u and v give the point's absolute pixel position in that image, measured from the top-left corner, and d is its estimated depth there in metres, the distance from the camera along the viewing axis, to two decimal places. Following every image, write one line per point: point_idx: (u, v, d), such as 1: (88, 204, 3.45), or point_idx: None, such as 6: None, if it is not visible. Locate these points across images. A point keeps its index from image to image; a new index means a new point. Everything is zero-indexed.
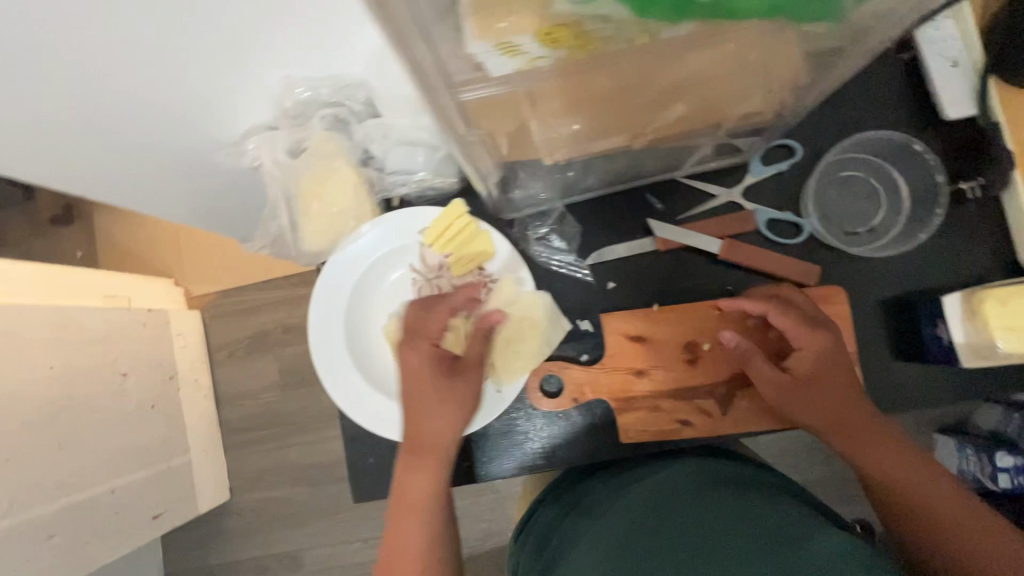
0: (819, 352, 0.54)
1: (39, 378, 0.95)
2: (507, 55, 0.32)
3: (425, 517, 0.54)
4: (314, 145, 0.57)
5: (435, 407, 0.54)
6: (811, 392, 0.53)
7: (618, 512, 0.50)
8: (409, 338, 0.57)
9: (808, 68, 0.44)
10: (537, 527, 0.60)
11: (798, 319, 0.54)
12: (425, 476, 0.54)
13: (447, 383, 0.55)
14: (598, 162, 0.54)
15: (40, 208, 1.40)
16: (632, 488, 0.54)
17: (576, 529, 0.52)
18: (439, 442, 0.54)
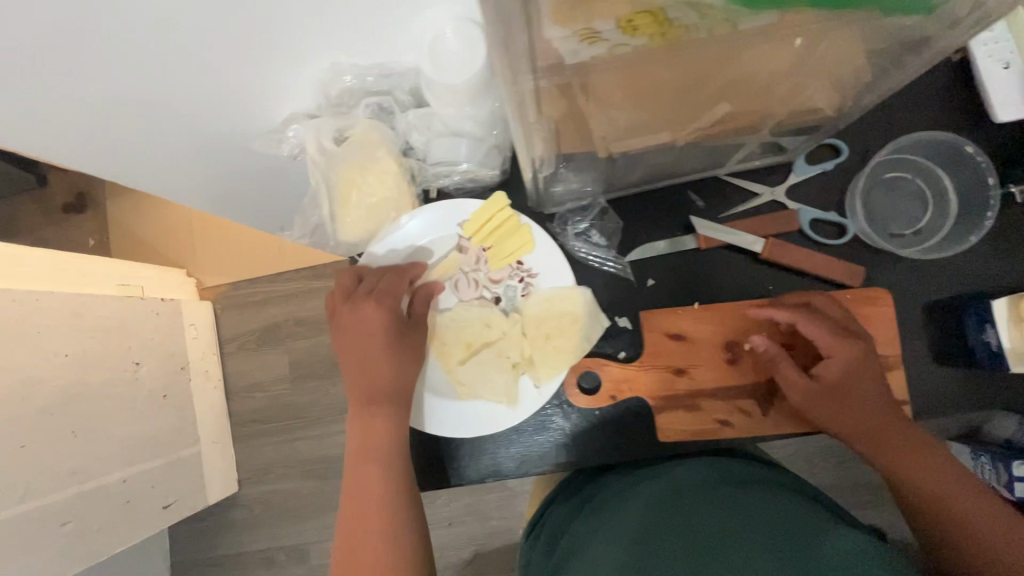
0: (848, 362, 0.52)
1: (54, 365, 0.94)
2: (585, 43, 0.31)
3: (388, 470, 0.54)
4: (359, 134, 0.57)
5: (390, 360, 0.55)
6: (839, 402, 0.52)
7: (632, 507, 0.51)
8: (366, 295, 0.56)
9: (870, 63, 0.43)
10: (548, 526, 0.61)
11: (827, 328, 0.53)
12: (383, 430, 0.55)
13: (403, 337, 0.56)
14: (646, 157, 0.54)
15: (54, 196, 1.40)
16: (644, 486, 0.54)
17: (589, 523, 0.53)
18: (393, 396, 0.55)
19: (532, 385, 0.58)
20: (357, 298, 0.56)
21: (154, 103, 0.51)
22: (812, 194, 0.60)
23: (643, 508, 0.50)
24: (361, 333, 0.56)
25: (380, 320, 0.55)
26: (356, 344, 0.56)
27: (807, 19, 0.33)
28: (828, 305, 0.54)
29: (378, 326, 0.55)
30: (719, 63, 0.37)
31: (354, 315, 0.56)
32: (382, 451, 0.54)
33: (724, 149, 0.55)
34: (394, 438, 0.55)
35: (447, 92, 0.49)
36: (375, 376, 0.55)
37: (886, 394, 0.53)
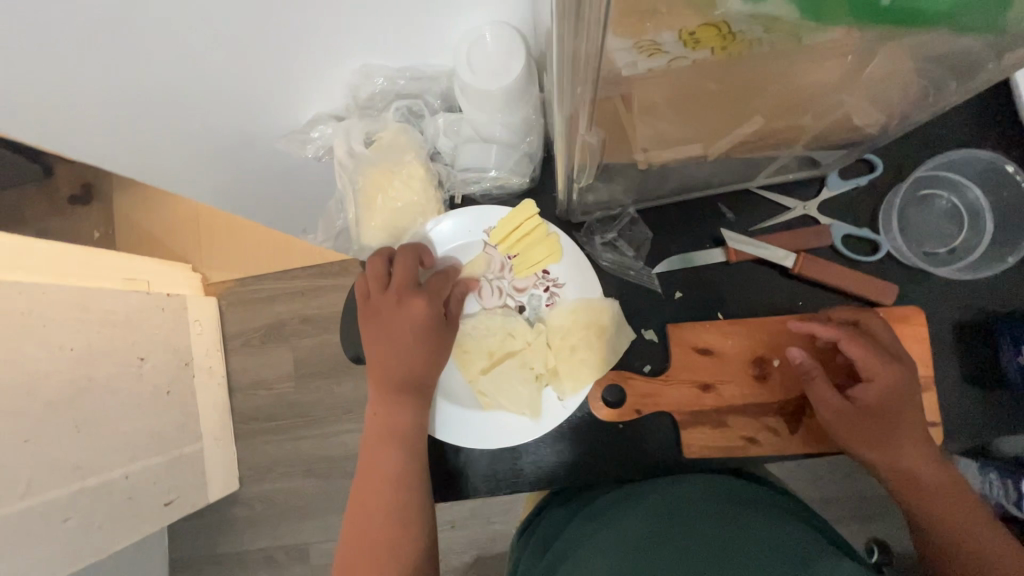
0: (891, 386, 0.51)
1: (60, 358, 0.93)
2: (644, 55, 0.30)
3: (406, 461, 0.54)
4: (388, 137, 0.56)
5: (423, 357, 0.55)
6: (875, 427, 0.51)
7: (628, 520, 0.50)
8: (405, 285, 0.55)
9: (918, 80, 0.42)
10: (543, 529, 0.60)
11: (873, 350, 0.51)
12: (406, 420, 0.55)
13: (440, 336, 0.56)
14: (681, 170, 0.52)
15: (58, 188, 1.39)
16: (646, 498, 0.53)
17: (583, 532, 0.52)
18: (422, 391, 0.55)
19: (555, 397, 0.57)
20: (394, 287, 0.55)
21: (178, 100, 0.49)
22: (842, 209, 0.60)
23: (640, 524, 0.49)
24: (395, 324, 0.55)
25: (425, 318, 0.54)
26: (386, 332, 0.55)
27: (867, 36, 0.33)
28: (876, 326, 0.53)
29: (418, 321, 0.54)
30: (770, 80, 0.36)
31: (392, 304, 0.55)
32: (404, 442, 0.54)
33: (761, 163, 0.54)
34: (417, 430, 0.55)
35: (483, 98, 0.48)
36: (406, 368, 0.55)
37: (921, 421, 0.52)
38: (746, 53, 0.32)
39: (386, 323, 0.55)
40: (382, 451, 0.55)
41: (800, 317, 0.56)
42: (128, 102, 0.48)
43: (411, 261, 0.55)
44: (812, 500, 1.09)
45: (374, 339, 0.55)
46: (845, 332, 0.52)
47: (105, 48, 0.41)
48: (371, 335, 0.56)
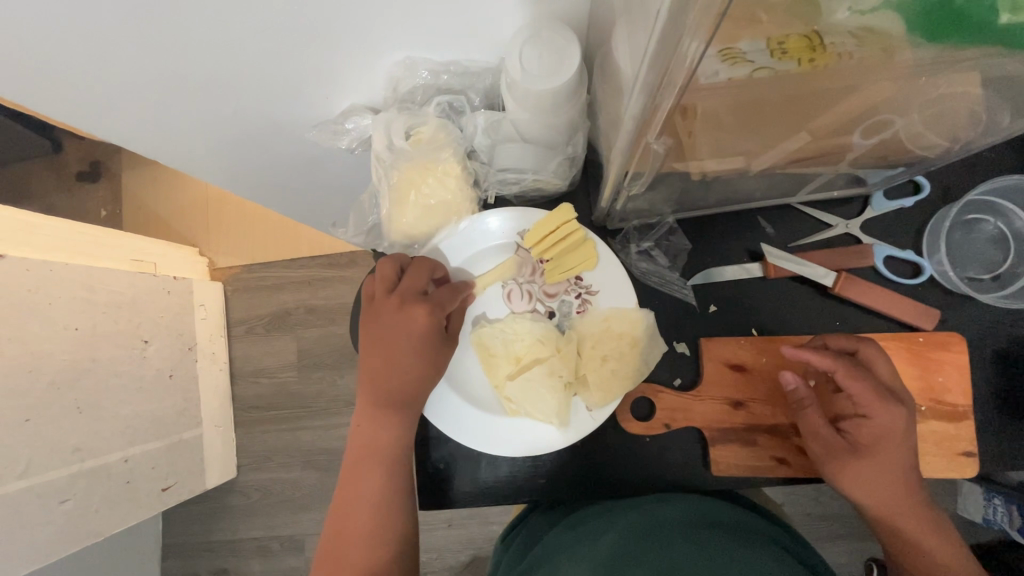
0: (887, 427, 0.48)
1: (63, 337, 0.92)
2: (726, 63, 0.28)
3: (388, 471, 0.54)
4: (428, 132, 0.53)
5: (421, 372, 0.52)
6: (865, 464, 0.49)
7: (604, 533, 0.50)
8: (412, 293, 0.52)
9: (995, 103, 0.40)
10: (529, 530, 0.62)
11: (876, 388, 0.49)
12: (393, 430, 0.53)
13: (443, 351, 0.54)
14: (727, 182, 0.51)
15: (68, 164, 1.37)
16: (625, 509, 0.54)
17: (563, 540, 0.53)
18: (416, 406, 0.53)
19: (585, 408, 0.55)
20: (401, 292, 0.52)
21: (214, 83, 0.48)
22: (883, 229, 0.58)
23: (616, 536, 0.49)
24: (396, 332, 0.52)
25: (425, 329, 0.52)
26: (385, 337, 0.52)
27: (957, 55, 0.31)
28: (873, 356, 0.50)
29: (420, 334, 0.52)
30: (842, 96, 0.35)
31: (395, 311, 0.52)
32: (388, 451, 0.54)
33: (809, 178, 0.53)
34: (404, 440, 0.54)
35: (535, 100, 0.47)
36: (402, 381, 0.52)
37: (914, 458, 0.50)
38: (830, 67, 0.31)
39: (386, 327, 0.52)
40: (366, 457, 0.54)
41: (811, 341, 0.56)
42: (157, 85, 0.47)
43: (422, 273, 0.53)
44: (816, 518, 1.08)
45: (370, 343, 0.53)
46: (843, 366, 0.49)
47: (138, 22, 0.39)
48: (369, 336, 0.53)
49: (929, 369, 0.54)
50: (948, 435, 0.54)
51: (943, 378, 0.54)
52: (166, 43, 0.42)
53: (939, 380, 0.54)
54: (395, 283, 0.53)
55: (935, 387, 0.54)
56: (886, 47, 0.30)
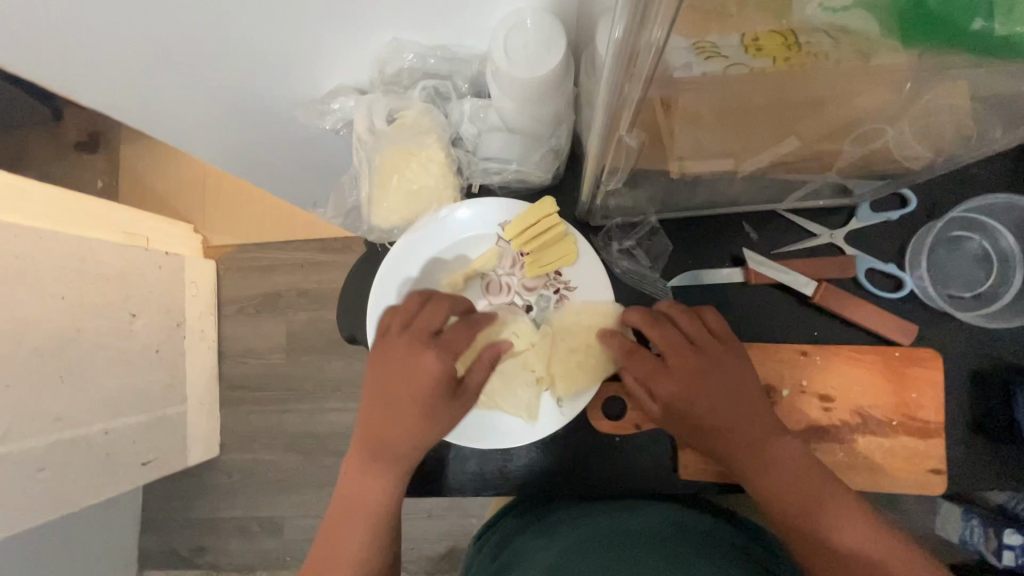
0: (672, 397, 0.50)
1: (50, 306, 0.91)
2: (698, 56, 0.28)
3: (376, 522, 0.52)
4: (412, 117, 0.53)
5: (421, 421, 0.50)
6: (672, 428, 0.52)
7: (571, 540, 0.51)
8: (423, 334, 0.51)
9: (982, 119, 0.40)
10: (499, 531, 0.61)
11: (648, 363, 0.51)
12: (386, 480, 0.52)
13: (449, 404, 0.50)
14: (712, 184, 0.50)
15: (66, 134, 1.37)
16: (598, 516, 0.54)
17: (532, 539, 0.54)
18: (413, 455, 0.51)
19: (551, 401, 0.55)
20: (413, 332, 0.51)
21: (200, 57, 0.48)
22: (868, 241, 0.58)
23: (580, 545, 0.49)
24: (400, 373, 0.50)
25: (430, 377, 0.49)
26: (388, 376, 0.50)
27: (939, 61, 0.31)
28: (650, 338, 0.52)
29: (424, 381, 0.49)
30: (823, 104, 0.35)
31: (402, 349, 0.50)
32: (377, 504, 0.52)
33: (794, 185, 0.52)
34: (395, 492, 0.53)
35: (518, 88, 0.46)
36: (401, 425, 0.50)
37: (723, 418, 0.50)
38: (805, 68, 0.30)
39: (390, 365, 0.50)
40: (354, 505, 0.53)
41: (787, 346, 0.55)
42: (140, 56, 0.47)
43: (438, 315, 0.52)
44: None
45: (375, 378, 0.51)
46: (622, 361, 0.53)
47: None
48: (374, 372, 0.52)
49: (903, 386, 0.54)
50: (918, 451, 0.53)
51: (916, 394, 0.54)
52: (151, 14, 0.42)
53: (912, 397, 0.54)
54: (410, 320, 0.52)
55: (908, 403, 0.54)
56: (862, 48, 0.29)
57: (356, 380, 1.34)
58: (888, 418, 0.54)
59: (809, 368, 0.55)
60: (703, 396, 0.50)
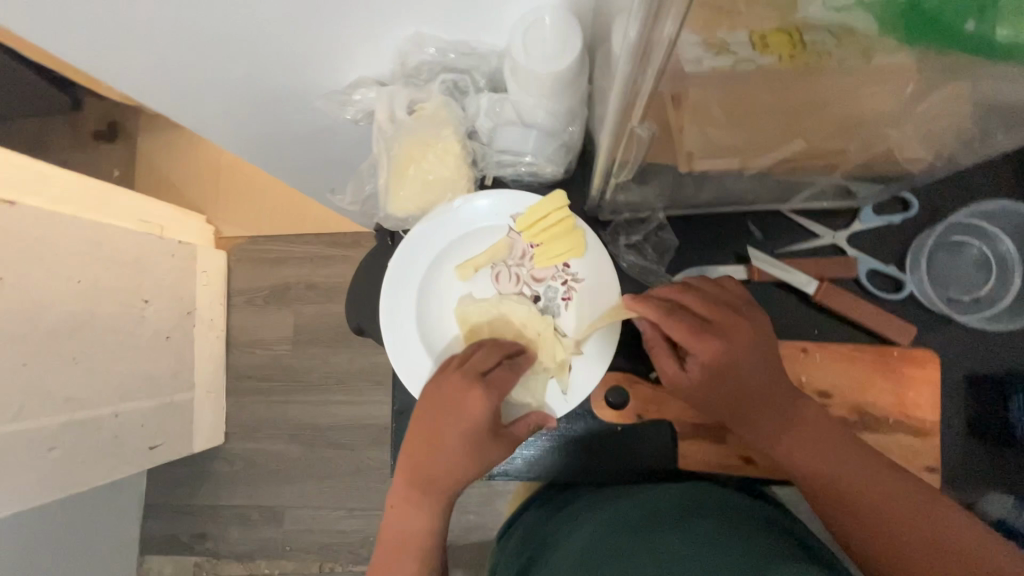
0: (710, 359, 0.50)
1: (66, 289, 0.94)
2: (709, 51, 0.30)
3: (419, 556, 0.55)
4: (431, 109, 0.55)
5: (467, 455, 0.54)
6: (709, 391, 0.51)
7: (591, 527, 0.50)
8: (474, 374, 0.55)
9: (981, 122, 0.41)
10: (524, 526, 0.62)
11: (686, 324, 0.51)
12: (429, 515, 0.55)
13: (494, 442, 0.54)
14: (719, 181, 0.52)
15: (87, 123, 1.41)
16: (615, 501, 0.54)
17: (557, 534, 0.54)
18: (458, 488, 0.55)
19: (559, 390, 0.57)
20: (464, 371, 0.55)
21: (231, 49, 0.50)
22: (870, 243, 0.59)
23: (598, 535, 0.48)
24: (451, 409, 0.54)
25: (479, 414, 0.53)
26: (438, 412, 0.54)
27: (936, 63, 0.32)
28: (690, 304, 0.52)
29: (473, 417, 0.53)
30: (829, 103, 0.36)
31: (452, 388, 0.54)
32: (422, 538, 0.55)
33: (799, 186, 0.54)
34: (438, 525, 0.55)
35: (535, 82, 0.48)
36: (449, 459, 0.54)
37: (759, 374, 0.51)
38: (811, 65, 0.32)
39: (441, 402, 0.54)
40: (399, 539, 0.55)
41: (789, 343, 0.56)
42: (174, 48, 0.49)
43: (487, 358, 0.56)
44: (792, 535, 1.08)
45: (424, 413, 0.55)
46: (664, 322, 0.51)
47: None
48: (424, 407, 0.55)
49: (900, 385, 0.55)
50: (913, 449, 0.54)
51: (913, 393, 0.55)
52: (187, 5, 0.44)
53: (909, 395, 0.55)
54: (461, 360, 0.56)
55: (905, 402, 0.55)
56: (864, 47, 0.31)
57: (361, 373, 1.36)
58: (885, 416, 0.55)
59: (809, 364, 0.56)
60: (749, 356, 0.51)
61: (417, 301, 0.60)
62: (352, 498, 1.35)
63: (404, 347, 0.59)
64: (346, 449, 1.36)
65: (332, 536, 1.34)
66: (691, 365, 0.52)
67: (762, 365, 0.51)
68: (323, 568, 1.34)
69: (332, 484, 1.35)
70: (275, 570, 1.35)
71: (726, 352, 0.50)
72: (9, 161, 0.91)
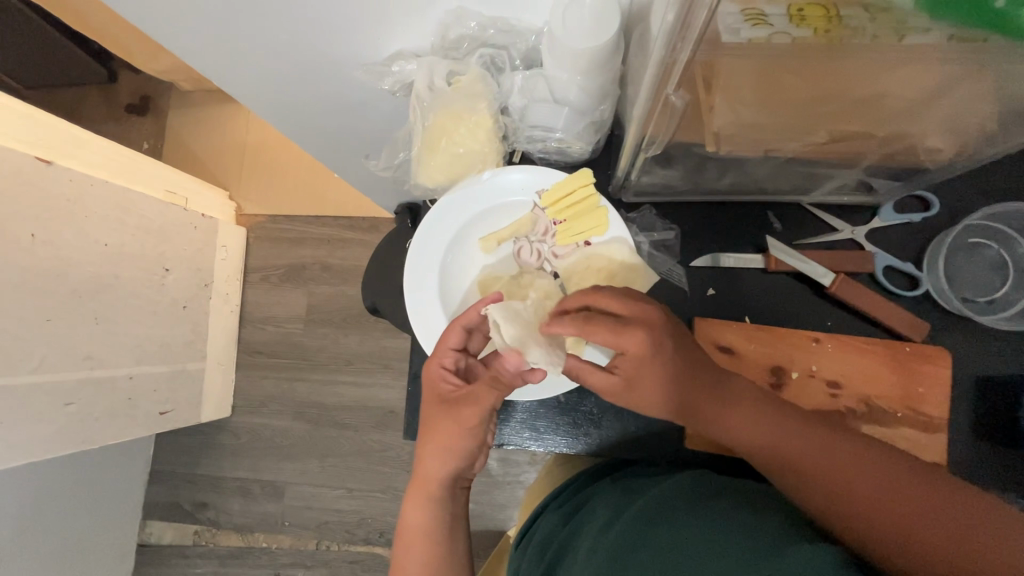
0: (638, 354, 0.51)
1: (94, 250, 0.97)
2: (748, 24, 0.32)
3: (426, 550, 0.53)
4: (467, 82, 0.56)
5: (427, 423, 0.56)
6: (639, 389, 0.52)
7: (613, 523, 0.48)
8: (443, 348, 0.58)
9: (1006, 118, 0.42)
10: (539, 532, 0.57)
11: (604, 326, 0.51)
12: (428, 506, 0.54)
13: (440, 408, 0.55)
14: (743, 167, 0.53)
15: (120, 96, 1.45)
16: (634, 497, 0.52)
17: (578, 533, 0.51)
18: (435, 473, 0.54)
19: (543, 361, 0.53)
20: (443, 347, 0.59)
21: (275, 18, 0.51)
22: (887, 242, 0.60)
23: (615, 530, 0.47)
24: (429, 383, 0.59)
25: (429, 381, 0.57)
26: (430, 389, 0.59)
27: (966, 48, 0.33)
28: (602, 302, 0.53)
29: (428, 385, 0.57)
30: (859, 80, 0.37)
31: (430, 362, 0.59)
32: (422, 529, 0.53)
33: (822, 178, 0.55)
34: (436, 517, 0.54)
35: (573, 58, 0.49)
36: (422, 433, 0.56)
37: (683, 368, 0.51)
38: (844, 40, 0.33)
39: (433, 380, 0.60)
40: (403, 536, 0.54)
41: (801, 333, 0.58)
42: (220, 14, 0.51)
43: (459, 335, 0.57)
44: None
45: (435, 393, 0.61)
46: (582, 328, 0.52)
47: None
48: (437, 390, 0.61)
49: (910, 379, 0.56)
50: (921, 445, 0.55)
51: (923, 388, 0.55)
52: None
53: (919, 391, 0.55)
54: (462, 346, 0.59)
55: (914, 397, 0.56)
56: (896, 25, 0.32)
57: (369, 356, 1.39)
58: (893, 409, 0.56)
59: (820, 354, 0.57)
60: (670, 347, 0.51)
61: (440, 272, 0.62)
62: (352, 478, 1.36)
63: (426, 314, 0.61)
64: (350, 429, 1.37)
65: (330, 515, 1.36)
66: (618, 362, 0.54)
67: (687, 358, 0.52)
68: (320, 545, 1.35)
69: (334, 464, 1.36)
70: (273, 544, 1.37)
71: (647, 346, 0.51)
72: (47, 123, 0.94)
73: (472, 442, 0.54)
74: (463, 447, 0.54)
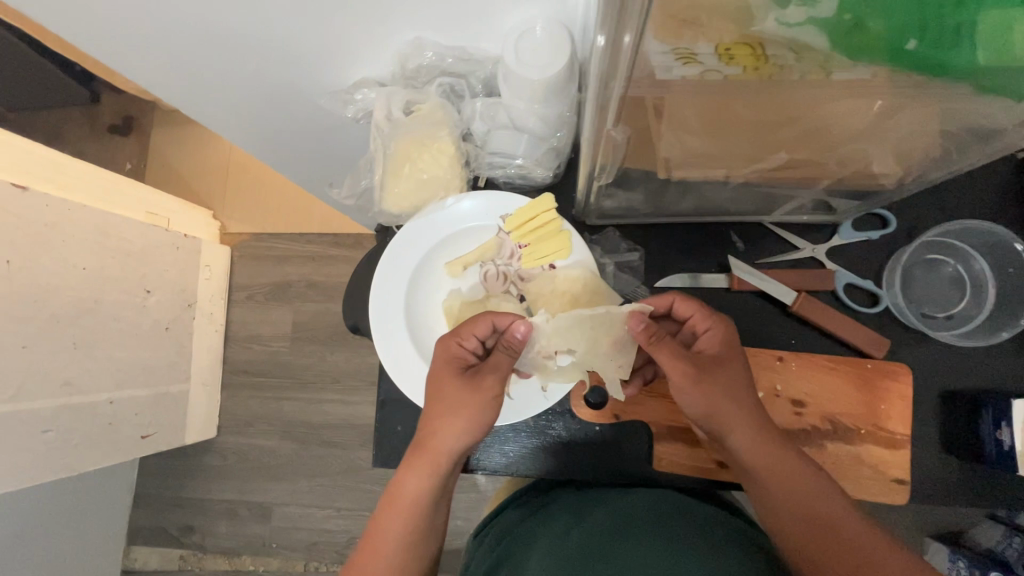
0: (721, 335, 0.54)
1: (72, 276, 0.96)
2: (680, 62, 0.32)
3: (415, 518, 0.53)
4: (426, 110, 0.57)
5: (441, 398, 0.54)
6: (723, 366, 0.53)
7: (562, 536, 0.50)
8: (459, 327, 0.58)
9: (952, 141, 0.43)
10: (495, 531, 0.61)
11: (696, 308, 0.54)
12: (427, 478, 0.54)
13: (461, 381, 0.54)
14: (700, 190, 0.54)
15: (103, 118, 1.45)
16: (590, 511, 0.53)
17: (529, 539, 0.53)
18: (443, 447, 0.54)
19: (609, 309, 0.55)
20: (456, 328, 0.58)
21: (237, 52, 0.52)
22: (848, 259, 0.61)
23: (564, 543, 0.49)
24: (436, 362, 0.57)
25: (444, 358, 0.56)
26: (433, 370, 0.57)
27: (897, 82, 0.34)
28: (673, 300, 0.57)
29: (444, 362, 0.56)
30: (795, 113, 0.38)
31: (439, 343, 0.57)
32: (417, 500, 0.53)
33: (781, 200, 0.56)
34: (433, 489, 0.54)
35: (527, 88, 0.50)
36: (432, 411, 0.54)
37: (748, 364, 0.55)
38: (773, 76, 0.34)
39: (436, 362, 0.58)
40: (393, 500, 0.54)
41: (765, 352, 0.58)
42: (184, 49, 0.51)
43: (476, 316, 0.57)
44: None
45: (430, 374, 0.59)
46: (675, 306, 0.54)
47: None
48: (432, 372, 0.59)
49: (873, 397, 0.56)
50: (883, 461, 0.56)
51: (886, 405, 0.56)
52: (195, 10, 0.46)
53: (881, 408, 0.56)
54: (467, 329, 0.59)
55: (877, 414, 0.56)
56: (821, 65, 0.33)
57: (356, 372, 1.38)
58: (856, 426, 0.57)
59: (784, 373, 0.58)
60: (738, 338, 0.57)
61: (406, 300, 0.62)
62: (341, 497, 1.35)
63: (392, 343, 0.61)
64: (338, 447, 1.36)
65: (318, 534, 1.34)
66: (704, 342, 0.54)
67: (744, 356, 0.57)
68: (309, 566, 1.34)
69: (322, 483, 1.35)
70: (260, 567, 1.35)
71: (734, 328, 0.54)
72: (24, 149, 0.93)
73: (488, 415, 0.55)
74: (480, 422, 0.54)
